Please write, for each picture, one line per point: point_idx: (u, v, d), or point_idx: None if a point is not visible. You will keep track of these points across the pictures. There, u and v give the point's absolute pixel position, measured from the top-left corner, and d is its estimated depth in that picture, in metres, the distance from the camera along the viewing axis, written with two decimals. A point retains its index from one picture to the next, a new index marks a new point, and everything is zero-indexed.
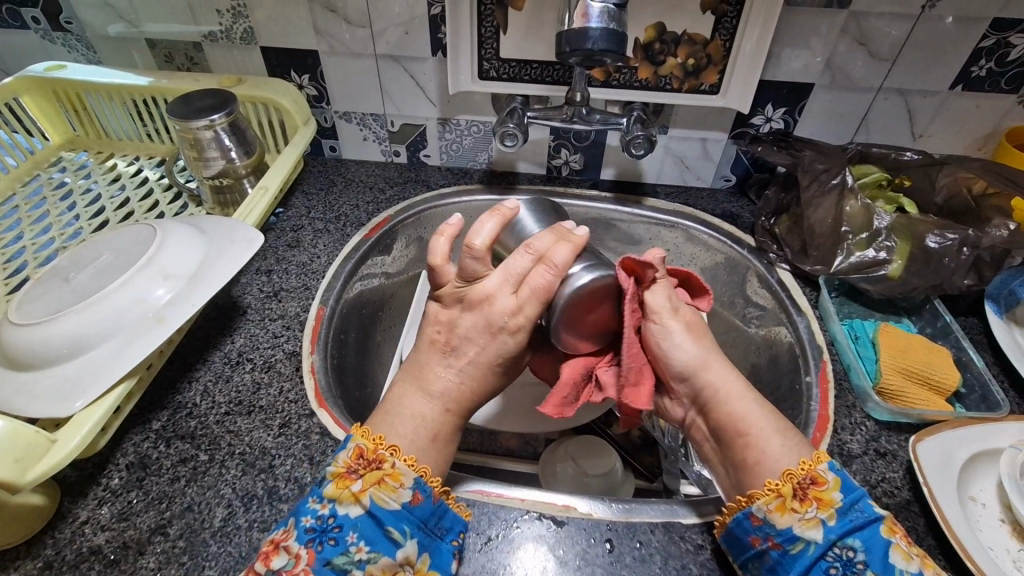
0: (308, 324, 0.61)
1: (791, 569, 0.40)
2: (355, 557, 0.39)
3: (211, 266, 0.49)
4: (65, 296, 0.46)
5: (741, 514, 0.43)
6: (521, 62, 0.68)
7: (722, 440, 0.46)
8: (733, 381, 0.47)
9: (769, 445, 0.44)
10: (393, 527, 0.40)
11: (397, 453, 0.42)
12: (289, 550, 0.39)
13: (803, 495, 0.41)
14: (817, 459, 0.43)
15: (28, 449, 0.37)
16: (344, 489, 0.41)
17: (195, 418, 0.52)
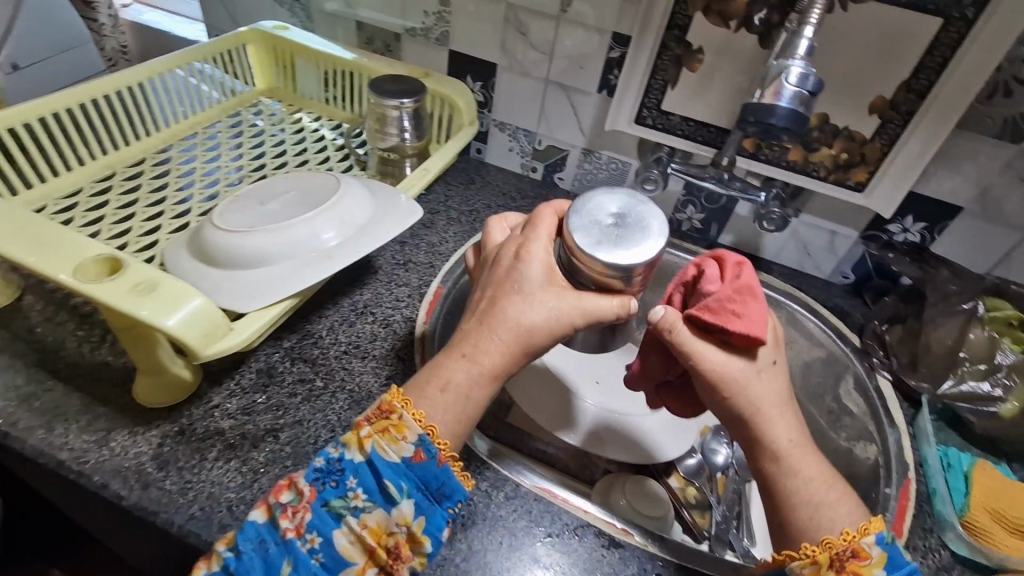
0: (428, 297, 0.68)
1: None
2: (352, 503, 0.42)
3: (377, 224, 0.56)
4: (259, 216, 0.53)
5: (775, 568, 0.43)
6: (679, 118, 0.73)
7: (761, 492, 0.45)
8: (784, 441, 0.44)
9: (799, 515, 0.43)
10: (391, 481, 0.42)
11: (407, 406, 0.43)
12: (297, 489, 0.42)
13: (841, 567, 0.41)
14: (864, 531, 0.42)
15: (212, 329, 0.44)
16: (352, 435, 0.44)
17: (318, 347, 0.59)
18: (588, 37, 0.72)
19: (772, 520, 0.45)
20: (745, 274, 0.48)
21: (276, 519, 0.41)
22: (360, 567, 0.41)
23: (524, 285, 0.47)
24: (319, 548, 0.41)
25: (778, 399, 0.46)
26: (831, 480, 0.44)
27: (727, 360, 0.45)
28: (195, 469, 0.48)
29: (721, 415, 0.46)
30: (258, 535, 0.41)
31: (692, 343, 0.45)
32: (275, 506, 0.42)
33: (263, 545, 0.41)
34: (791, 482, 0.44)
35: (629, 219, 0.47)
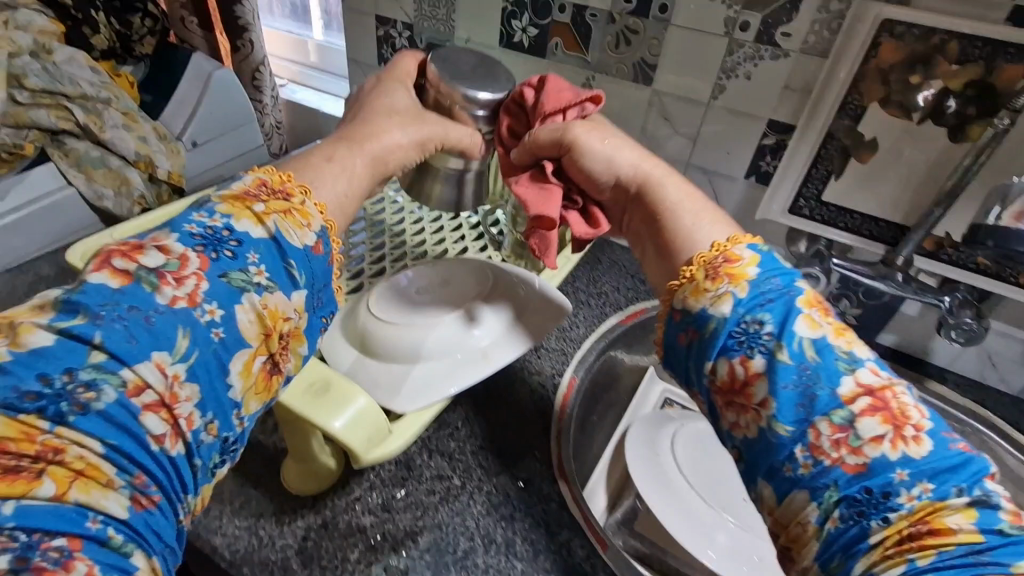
0: (561, 388, 0.64)
1: (706, 353, 0.44)
2: (253, 280, 0.40)
3: (527, 320, 0.55)
4: (412, 306, 0.54)
5: (669, 317, 0.48)
6: (842, 209, 0.67)
7: (652, 239, 0.53)
8: (655, 168, 0.55)
9: (681, 224, 0.51)
10: (295, 266, 0.43)
11: (308, 195, 0.47)
12: (167, 254, 0.38)
13: (715, 276, 0.46)
14: (735, 244, 0.48)
15: (376, 432, 0.43)
16: (240, 211, 0.42)
17: (454, 440, 0.57)
18: (741, 124, 0.69)
19: (661, 255, 0.52)
20: (548, 80, 0.58)
21: (154, 287, 0.37)
22: (255, 352, 0.40)
23: (381, 114, 0.54)
24: (219, 322, 0.38)
25: (627, 146, 0.56)
26: (684, 194, 0.53)
27: (586, 127, 0.55)
28: (338, 571, 0.47)
29: (592, 174, 0.55)
30: (115, 300, 0.35)
31: (553, 135, 0.55)
32: (138, 271, 0.37)
33: (132, 311, 0.35)
34: (670, 198, 0.53)
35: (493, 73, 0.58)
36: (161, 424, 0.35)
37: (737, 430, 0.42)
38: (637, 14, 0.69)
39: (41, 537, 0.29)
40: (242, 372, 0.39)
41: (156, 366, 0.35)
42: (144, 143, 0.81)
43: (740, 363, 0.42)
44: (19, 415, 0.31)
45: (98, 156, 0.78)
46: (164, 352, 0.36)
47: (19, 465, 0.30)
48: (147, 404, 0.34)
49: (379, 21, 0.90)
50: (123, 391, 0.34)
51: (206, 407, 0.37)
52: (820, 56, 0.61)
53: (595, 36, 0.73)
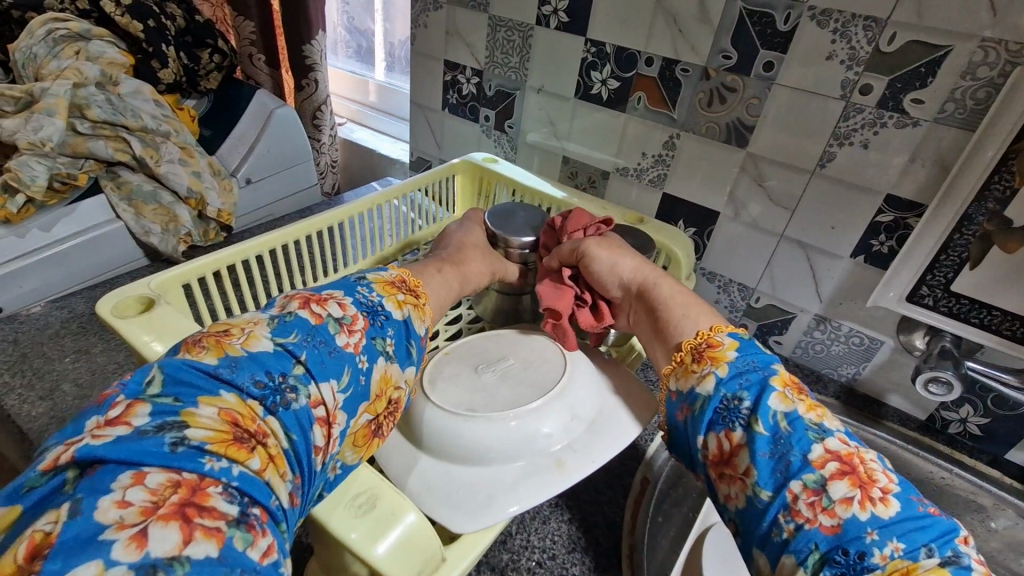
0: (632, 492, 0.55)
1: (696, 428, 0.42)
2: (386, 348, 0.41)
3: (611, 418, 0.46)
4: (477, 392, 0.46)
5: (667, 396, 0.46)
6: (977, 303, 0.57)
7: (652, 333, 0.51)
8: (651, 270, 0.54)
9: (671, 314, 0.49)
10: (414, 345, 0.44)
11: (426, 298, 0.49)
12: (343, 306, 0.40)
13: (699, 358, 0.44)
14: (717, 330, 0.46)
15: (426, 560, 0.35)
16: (390, 292, 0.44)
17: (508, 551, 0.48)
18: (852, 197, 0.61)
19: (661, 353, 0.49)
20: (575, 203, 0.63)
21: (335, 329, 0.38)
22: (371, 407, 0.39)
23: (466, 247, 0.60)
24: (367, 373, 0.39)
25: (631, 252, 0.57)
26: (678, 291, 0.51)
27: (598, 239, 0.57)
28: None
29: (601, 278, 0.56)
30: (309, 331, 0.37)
31: (571, 245, 0.57)
32: (328, 315, 0.39)
33: (314, 340, 0.37)
34: (664, 295, 0.51)
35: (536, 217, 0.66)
36: (322, 437, 0.35)
37: (731, 502, 0.39)
38: (735, 71, 0.62)
39: (248, 504, 0.29)
40: (361, 420, 0.39)
41: (329, 392, 0.36)
42: (198, 179, 0.78)
43: (726, 436, 0.40)
44: (245, 398, 0.33)
45: (151, 191, 0.76)
46: (336, 381, 0.37)
47: (241, 437, 0.31)
48: (319, 417, 0.35)
49: (447, 67, 0.86)
50: (309, 402, 0.35)
51: (347, 438, 0.38)
52: (962, 127, 0.53)
53: (683, 93, 0.66)
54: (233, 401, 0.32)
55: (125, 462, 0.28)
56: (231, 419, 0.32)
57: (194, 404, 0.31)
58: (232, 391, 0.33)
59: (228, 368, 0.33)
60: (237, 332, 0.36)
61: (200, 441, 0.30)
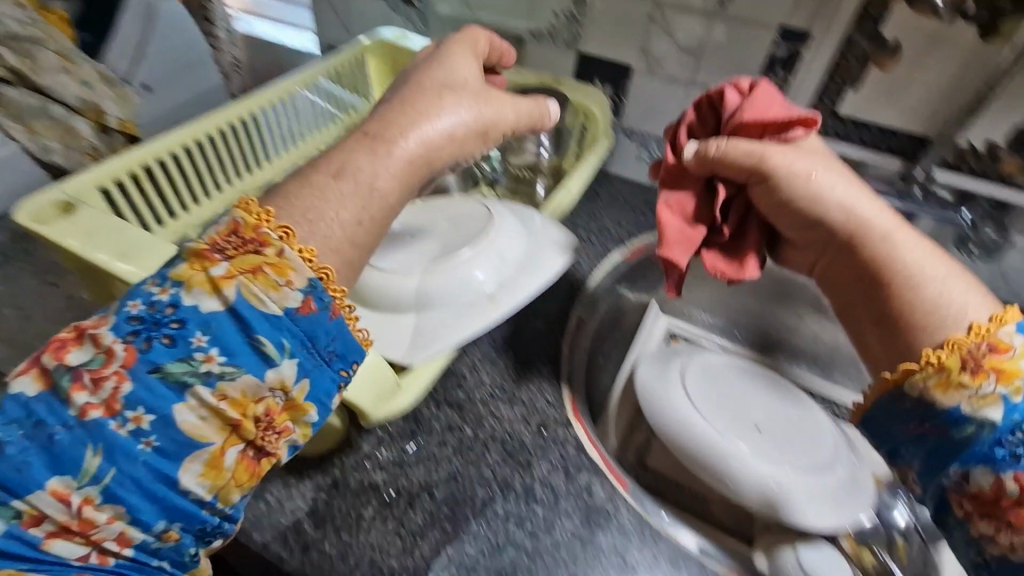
0: (568, 331, 0.62)
1: (958, 458, 0.40)
2: (201, 369, 0.33)
3: (539, 258, 0.51)
4: (412, 251, 0.49)
5: (890, 388, 0.43)
6: (857, 124, 0.64)
7: (867, 295, 0.46)
8: (881, 217, 0.46)
9: (921, 295, 0.42)
10: (267, 338, 0.34)
11: (288, 239, 0.36)
12: (95, 342, 0.32)
13: (972, 368, 0.38)
14: (999, 321, 0.40)
15: (382, 384, 0.42)
16: (198, 269, 0.34)
17: (463, 390, 0.55)
18: (750, 34, 0.63)
19: (888, 339, 0.44)
20: (760, 85, 0.51)
21: (66, 392, 0.32)
22: (223, 446, 0.34)
23: (421, 88, 0.44)
24: (149, 431, 0.32)
25: (855, 190, 0.47)
26: (923, 255, 0.44)
27: (808, 165, 0.47)
28: (353, 530, 0.45)
29: (795, 210, 0.48)
30: (29, 415, 0.32)
31: (750, 150, 0.47)
32: (57, 370, 0.32)
33: (32, 429, 0.31)
34: (907, 258, 0.44)
35: None
36: (81, 545, 0.33)
37: (994, 545, 0.40)
38: None
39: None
40: (205, 473, 0.34)
41: (56, 495, 0.31)
42: (88, 89, 0.73)
43: (1013, 479, 0.37)
44: None
45: (38, 106, 0.70)
46: (72, 475, 0.31)
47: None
48: (54, 531, 0.32)
49: None
50: (19, 523, 0.31)
51: (149, 511, 0.33)
52: None
53: None
54: None
55: None
56: None
57: None
58: None
59: None
60: None
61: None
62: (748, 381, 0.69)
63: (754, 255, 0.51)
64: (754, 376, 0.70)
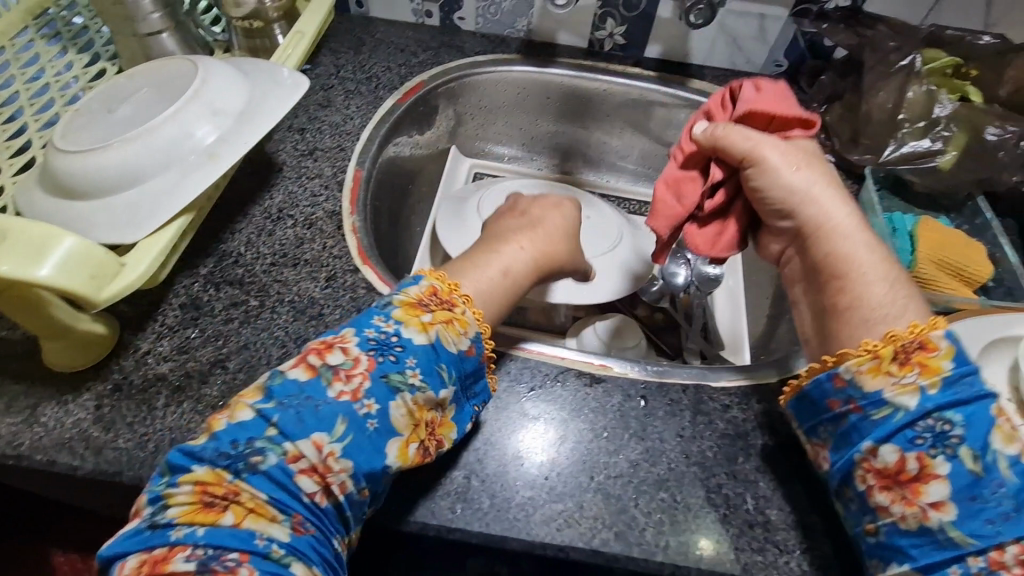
0: (346, 185, 0.60)
1: (873, 435, 0.36)
2: (409, 380, 0.40)
3: (262, 104, 0.47)
4: (113, 127, 0.44)
5: (823, 374, 0.38)
6: None
7: (815, 296, 0.42)
8: (845, 218, 0.43)
9: (873, 292, 0.40)
10: (446, 367, 0.41)
11: (469, 303, 0.44)
12: (346, 351, 0.40)
13: (904, 360, 0.36)
14: (932, 324, 0.37)
15: (101, 268, 0.37)
16: (412, 315, 0.42)
17: (242, 266, 0.53)
18: None
19: (819, 326, 0.41)
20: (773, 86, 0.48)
21: (328, 380, 0.38)
22: (407, 439, 0.39)
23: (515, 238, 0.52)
24: (375, 414, 0.38)
25: (833, 192, 0.44)
26: (880, 268, 0.41)
27: (785, 153, 0.44)
28: (144, 421, 0.44)
29: (763, 199, 0.44)
30: (301, 392, 0.38)
31: (748, 139, 0.44)
32: (322, 366, 0.39)
33: (308, 400, 0.37)
34: (846, 251, 0.41)
35: None
36: (314, 484, 0.36)
37: (885, 516, 0.35)
38: None
39: (220, 554, 0.33)
40: (397, 455, 0.39)
41: (314, 443, 0.36)
42: None
43: (918, 459, 0.34)
44: (214, 467, 0.35)
45: None
46: (323, 432, 0.37)
47: (211, 502, 0.34)
48: (302, 469, 0.36)
49: None
50: (284, 458, 0.36)
51: (359, 479, 0.37)
52: None
53: None
54: (202, 473, 0.35)
55: (126, 544, 0.34)
56: (201, 488, 0.35)
57: (173, 483, 0.35)
58: (203, 463, 0.35)
59: (203, 445, 0.36)
60: (230, 404, 0.38)
61: (173, 516, 0.34)
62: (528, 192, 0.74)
63: (736, 222, 0.47)
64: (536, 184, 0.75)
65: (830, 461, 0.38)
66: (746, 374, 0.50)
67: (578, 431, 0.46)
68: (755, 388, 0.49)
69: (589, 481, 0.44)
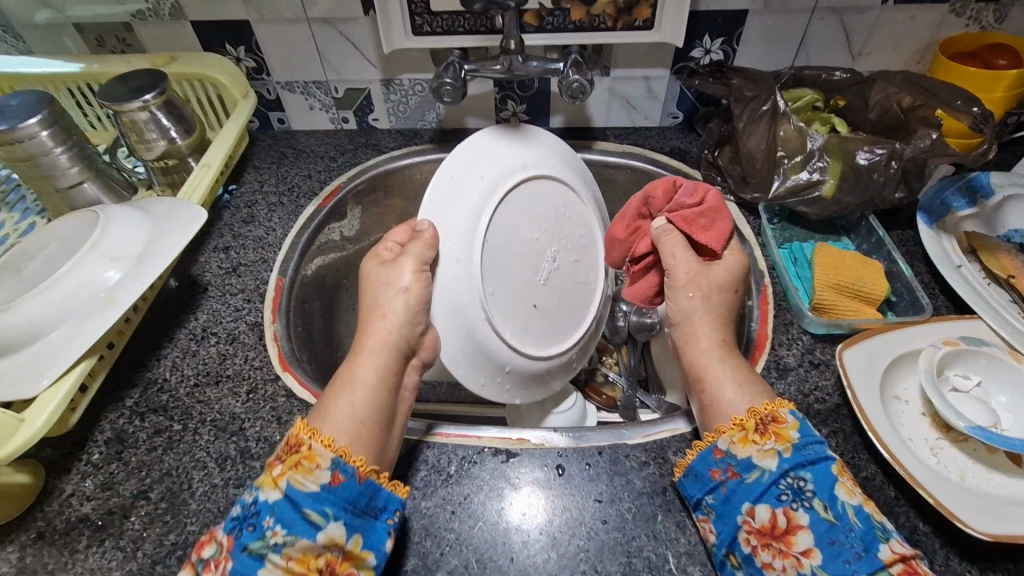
0: (268, 295, 0.63)
1: (746, 497, 0.41)
2: (271, 541, 0.38)
3: (158, 245, 0.50)
4: (18, 287, 0.47)
5: (706, 449, 0.44)
6: (453, 14, 0.68)
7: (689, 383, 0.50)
8: (712, 339, 0.50)
9: (720, 392, 0.47)
10: (313, 509, 0.39)
11: (314, 435, 0.41)
12: (216, 538, 0.39)
13: (763, 430, 0.43)
14: (778, 403, 0.44)
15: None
16: (265, 475, 0.40)
17: (166, 392, 0.55)
18: None
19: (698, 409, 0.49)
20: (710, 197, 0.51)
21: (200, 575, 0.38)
22: None
23: (377, 352, 0.46)
24: None
25: (718, 318, 0.51)
26: (736, 373, 0.48)
27: (693, 281, 0.51)
28: (68, 566, 0.44)
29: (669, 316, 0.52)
30: None
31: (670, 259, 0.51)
32: (196, 562, 0.39)
33: None
34: (714, 371, 0.48)
35: (10, 112, 0.57)
36: None
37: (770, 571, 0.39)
38: None
39: None
40: None
41: None
42: None
43: (784, 513, 0.40)
44: None
45: None
46: None
47: None
48: None
49: None
50: None
51: None
52: None
53: None
54: None
55: None
56: None
57: None
58: None
59: None
60: None
61: None
62: (525, 219, 0.51)
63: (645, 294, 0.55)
64: (525, 185, 0.52)
65: (716, 535, 0.42)
66: (661, 428, 0.51)
67: (495, 511, 0.46)
68: (670, 440, 0.50)
69: (509, 563, 0.44)
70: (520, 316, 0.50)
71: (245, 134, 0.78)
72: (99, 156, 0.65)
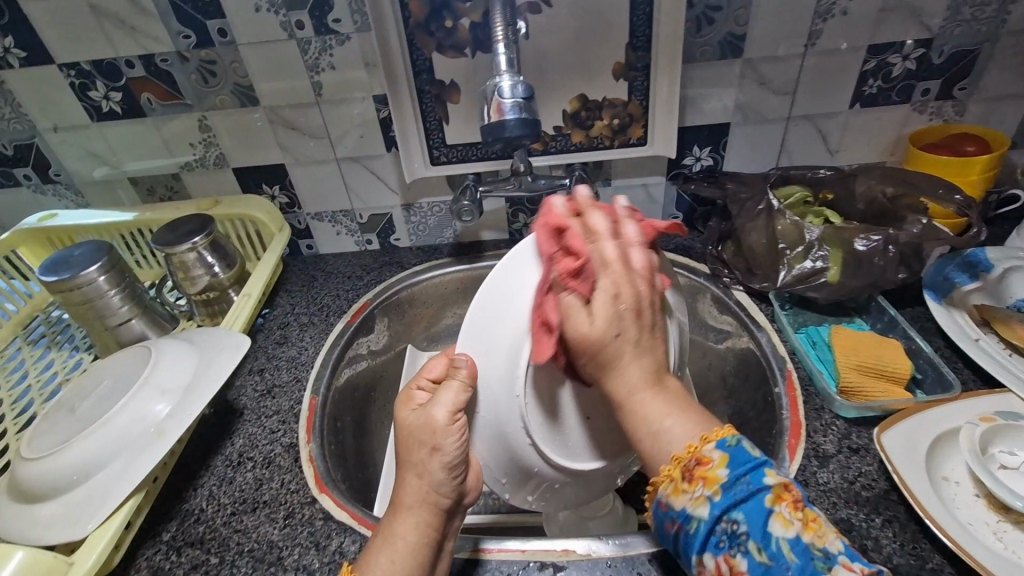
0: (303, 415, 0.65)
1: (693, 551, 0.36)
2: None
3: (204, 376, 0.53)
4: (72, 426, 0.49)
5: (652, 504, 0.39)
6: (467, 145, 0.77)
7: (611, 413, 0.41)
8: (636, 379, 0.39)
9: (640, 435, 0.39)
10: None
11: None
12: None
13: (689, 476, 0.36)
14: (705, 439, 0.37)
15: (49, 571, 0.40)
16: None
17: (202, 523, 0.54)
18: (347, 106, 0.74)
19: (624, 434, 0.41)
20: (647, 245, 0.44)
21: None
22: None
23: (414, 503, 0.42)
24: None
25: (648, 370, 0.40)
26: (672, 402, 0.39)
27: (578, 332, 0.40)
28: None
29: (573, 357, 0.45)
30: None
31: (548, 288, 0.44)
32: None
33: None
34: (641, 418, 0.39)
35: (73, 261, 0.63)
36: None
37: None
38: (203, 45, 0.69)
39: None
40: None
41: None
42: None
43: (727, 562, 0.34)
44: None
45: None
46: None
47: None
48: None
49: None
50: None
51: None
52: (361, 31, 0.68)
53: (179, 78, 0.71)
54: None
55: None
56: None
57: None
58: None
59: None
60: None
61: None
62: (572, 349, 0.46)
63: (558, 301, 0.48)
64: None
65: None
66: None
67: None
68: None
69: None
70: (564, 433, 0.47)
71: (279, 263, 0.85)
72: (146, 293, 0.70)
